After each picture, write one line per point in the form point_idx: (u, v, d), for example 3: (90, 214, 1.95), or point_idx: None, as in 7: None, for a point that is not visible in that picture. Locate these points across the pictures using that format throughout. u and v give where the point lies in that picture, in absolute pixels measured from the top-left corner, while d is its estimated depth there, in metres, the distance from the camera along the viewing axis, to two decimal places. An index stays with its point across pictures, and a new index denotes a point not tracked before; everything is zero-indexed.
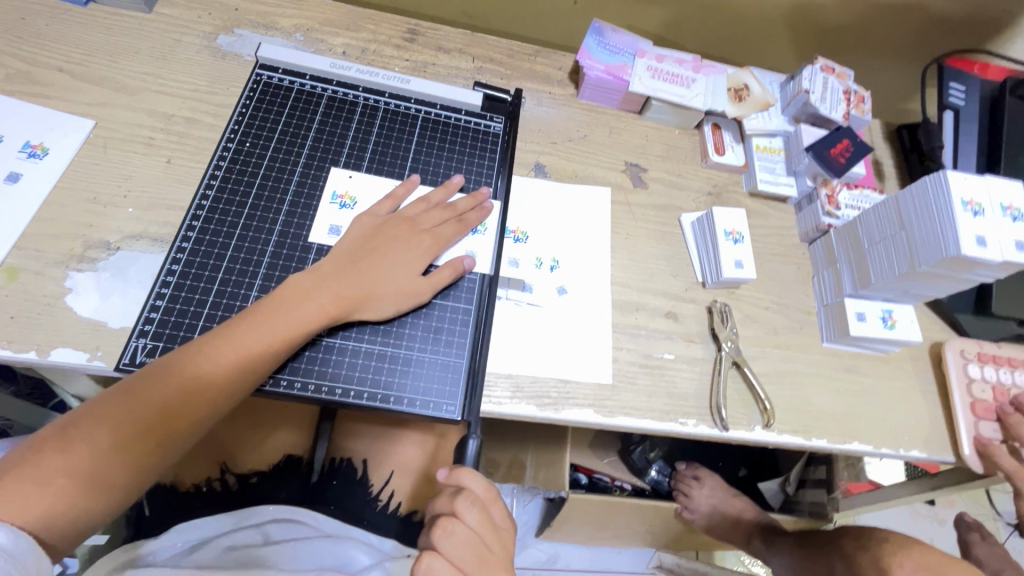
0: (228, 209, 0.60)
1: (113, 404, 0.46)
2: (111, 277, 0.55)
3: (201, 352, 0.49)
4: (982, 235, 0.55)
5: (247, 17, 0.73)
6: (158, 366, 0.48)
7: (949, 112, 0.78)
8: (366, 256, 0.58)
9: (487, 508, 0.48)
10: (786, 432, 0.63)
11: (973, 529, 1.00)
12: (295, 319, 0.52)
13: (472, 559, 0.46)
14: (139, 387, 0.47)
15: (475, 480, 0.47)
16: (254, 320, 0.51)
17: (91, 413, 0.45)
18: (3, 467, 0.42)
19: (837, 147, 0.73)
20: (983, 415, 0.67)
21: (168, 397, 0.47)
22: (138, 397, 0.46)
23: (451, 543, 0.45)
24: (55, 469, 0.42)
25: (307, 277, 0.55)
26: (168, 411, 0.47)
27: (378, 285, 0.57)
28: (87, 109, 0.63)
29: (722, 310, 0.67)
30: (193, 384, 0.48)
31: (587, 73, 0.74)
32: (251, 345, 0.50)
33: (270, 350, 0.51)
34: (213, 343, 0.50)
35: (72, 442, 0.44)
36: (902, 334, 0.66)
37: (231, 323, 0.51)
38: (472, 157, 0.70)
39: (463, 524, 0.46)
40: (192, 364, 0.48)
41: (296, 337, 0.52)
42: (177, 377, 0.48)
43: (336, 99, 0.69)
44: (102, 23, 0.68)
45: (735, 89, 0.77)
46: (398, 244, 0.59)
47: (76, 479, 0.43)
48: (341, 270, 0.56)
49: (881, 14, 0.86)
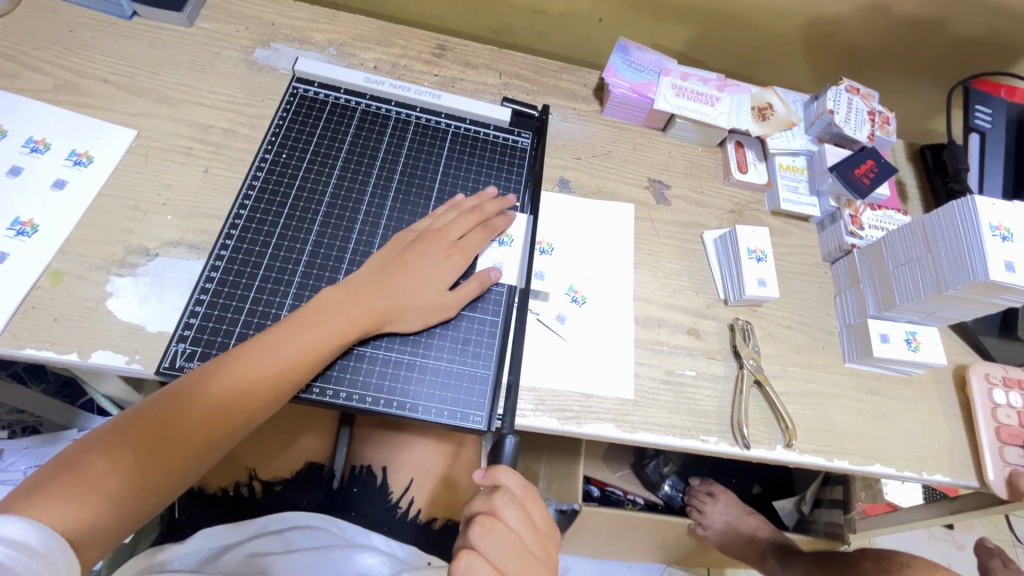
0: (265, 219, 0.61)
1: (156, 412, 0.47)
2: (149, 282, 0.57)
3: (239, 360, 0.50)
4: (1011, 260, 0.55)
5: (283, 32, 0.75)
6: (197, 375, 0.49)
7: (975, 134, 0.78)
8: (399, 266, 0.59)
9: (524, 505, 0.49)
10: (807, 452, 0.63)
11: (995, 555, 0.97)
12: (331, 329, 0.54)
13: (511, 558, 0.46)
14: (180, 394, 0.48)
15: (510, 477, 0.49)
16: (287, 329, 0.52)
17: (131, 421, 0.46)
18: (48, 469, 0.43)
19: (861, 168, 0.73)
20: (1008, 440, 0.66)
21: (209, 406, 0.49)
22: (179, 404, 0.48)
23: (491, 542, 0.46)
24: (98, 474, 0.43)
25: (344, 289, 0.56)
26: (205, 419, 0.48)
27: (412, 293, 0.58)
28: (130, 119, 0.65)
29: (744, 328, 0.67)
30: (231, 394, 0.49)
31: (612, 90, 0.75)
32: (287, 355, 0.51)
33: (306, 360, 0.52)
34: (251, 351, 0.51)
35: (115, 448, 0.45)
36: (926, 357, 0.65)
37: (268, 331, 0.53)
38: (499, 171, 0.71)
39: (503, 523, 0.47)
40: (231, 372, 0.50)
41: (330, 347, 0.54)
42: (214, 386, 0.49)
43: (369, 113, 0.70)
44: (144, 37, 0.70)
45: (759, 108, 0.78)
46: (429, 253, 0.60)
47: (119, 485, 0.44)
48: (378, 279, 0.57)
49: (908, 35, 0.86)
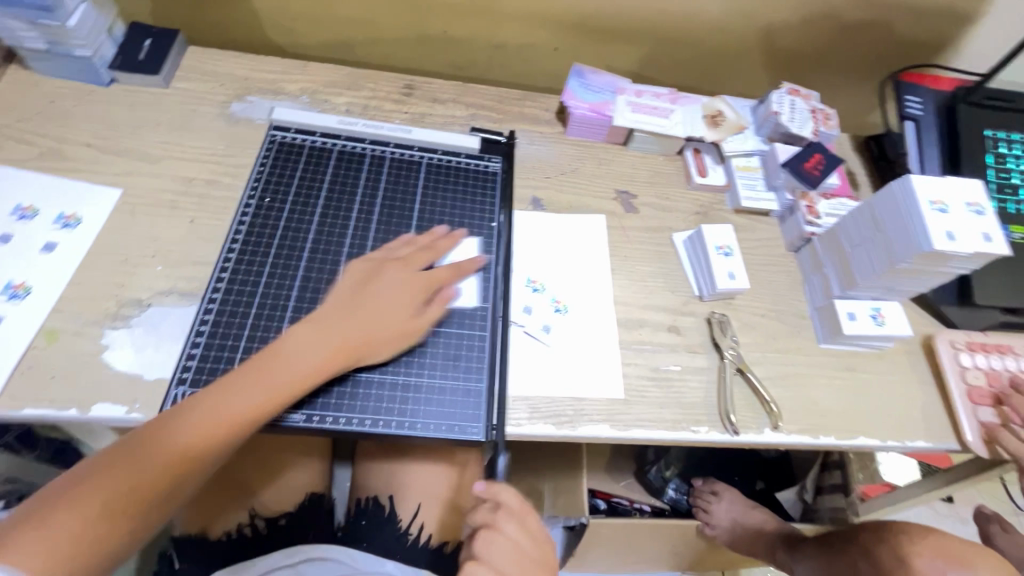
0: (254, 260, 0.64)
1: (120, 455, 0.46)
2: (143, 332, 0.58)
3: (205, 404, 0.49)
4: (951, 230, 0.59)
5: (257, 85, 0.79)
6: (161, 421, 0.48)
7: (910, 122, 0.82)
8: (361, 298, 0.59)
9: (522, 519, 0.52)
10: (794, 432, 0.65)
11: (993, 520, 1.00)
12: (298, 368, 0.53)
13: (512, 562, 0.49)
14: (143, 443, 0.47)
15: (509, 495, 0.52)
16: (254, 371, 0.52)
17: (96, 471, 0.45)
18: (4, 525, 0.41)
19: (810, 162, 0.79)
20: (979, 401, 0.70)
21: (174, 448, 0.47)
22: (145, 452, 0.46)
23: (491, 549, 0.49)
24: (60, 528, 0.42)
25: (312, 326, 0.56)
26: (175, 467, 0.47)
27: (377, 326, 0.58)
28: (115, 179, 0.67)
29: (721, 320, 0.71)
30: (196, 435, 0.48)
31: (572, 112, 0.80)
32: (255, 397, 0.51)
33: (276, 400, 0.52)
34: (220, 390, 0.50)
35: (80, 499, 0.43)
36: (892, 329, 0.69)
37: (235, 374, 0.52)
38: (474, 196, 0.74)
39: (502, 534, 0.50)
40: (197, 417, 0.49)
41: (299, 388, 0.53)
42: (182, 427, 0.48)
43: (345, 152, 0.74)
44: (124, 101, 0.74)
45: (711, 116, 0.83)
46: (393, 281, 0.61)
47: (83, 538, 0.42)
48: (342, 312, 0.58)
49: (838, 38, 0.93)
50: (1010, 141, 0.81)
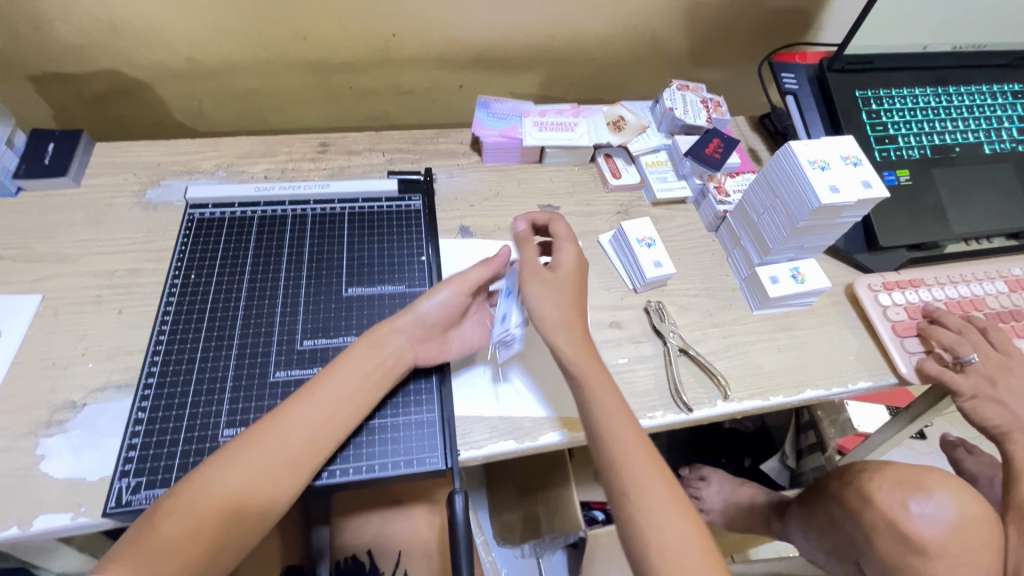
0: (187, 337, 0.63)
1: (174, 496, 0.49)
2: (81, 433, 0.57)
3: (285, 423, 0.53)
4: (834, 184, 0.65)
5: (170, 169, 0.80)
6: (259, 433, 0.53)
7: (790, 97, 0.89)
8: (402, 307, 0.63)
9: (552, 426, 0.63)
10: (745, 398, 0.68)
11: (958, 445, 1.05)
12: (347, 385, 0.57)
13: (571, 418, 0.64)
14: (243, 452, 0.51)
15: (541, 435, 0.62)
16: (306, 397, 0.55)
17: (207, 490, 0.49)
18: (145, 522, 0.47)
19: (710, 147, 0.84)
20: (905, 333, 0.74)
21: (254, 474, 0.51)
22: (247, 459, 0.51)
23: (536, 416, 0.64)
24: (175, 530, 0.47)
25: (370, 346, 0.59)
26: (267, 477, 0.51)
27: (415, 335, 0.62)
28: (33, 285, 0.66)
29: (657, 308, 0.74)
30: (249, 479, 0.51)
31: (483, 141, 0.84)
32: (316, 416, 0.54)
33: (340, 408, 0.56)
34: (303, 419, 0.54)
35: (190, 513, 0.48)
36: (813, 285, 0.74)
37: (305, 391, 0.56)
38: (401, 236, 0.76)
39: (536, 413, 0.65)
40: (280, 432, 0.53)
41: (359, 398, 0.57)
42: (234, 470, 0.50)
43: (267, 217, 0.75)
44: (33, 207, 0.73)
45: (613, 122, 0.89)
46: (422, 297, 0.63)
47: (191, 541, 0.47)
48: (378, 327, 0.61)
49: (714, 34, 1.01)
50: (877, 98, 0.89)
